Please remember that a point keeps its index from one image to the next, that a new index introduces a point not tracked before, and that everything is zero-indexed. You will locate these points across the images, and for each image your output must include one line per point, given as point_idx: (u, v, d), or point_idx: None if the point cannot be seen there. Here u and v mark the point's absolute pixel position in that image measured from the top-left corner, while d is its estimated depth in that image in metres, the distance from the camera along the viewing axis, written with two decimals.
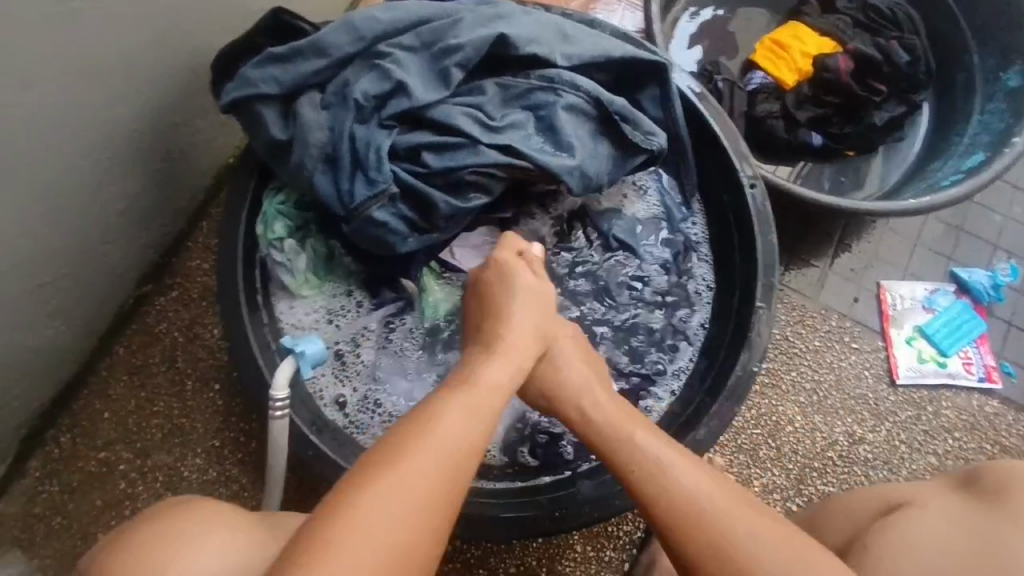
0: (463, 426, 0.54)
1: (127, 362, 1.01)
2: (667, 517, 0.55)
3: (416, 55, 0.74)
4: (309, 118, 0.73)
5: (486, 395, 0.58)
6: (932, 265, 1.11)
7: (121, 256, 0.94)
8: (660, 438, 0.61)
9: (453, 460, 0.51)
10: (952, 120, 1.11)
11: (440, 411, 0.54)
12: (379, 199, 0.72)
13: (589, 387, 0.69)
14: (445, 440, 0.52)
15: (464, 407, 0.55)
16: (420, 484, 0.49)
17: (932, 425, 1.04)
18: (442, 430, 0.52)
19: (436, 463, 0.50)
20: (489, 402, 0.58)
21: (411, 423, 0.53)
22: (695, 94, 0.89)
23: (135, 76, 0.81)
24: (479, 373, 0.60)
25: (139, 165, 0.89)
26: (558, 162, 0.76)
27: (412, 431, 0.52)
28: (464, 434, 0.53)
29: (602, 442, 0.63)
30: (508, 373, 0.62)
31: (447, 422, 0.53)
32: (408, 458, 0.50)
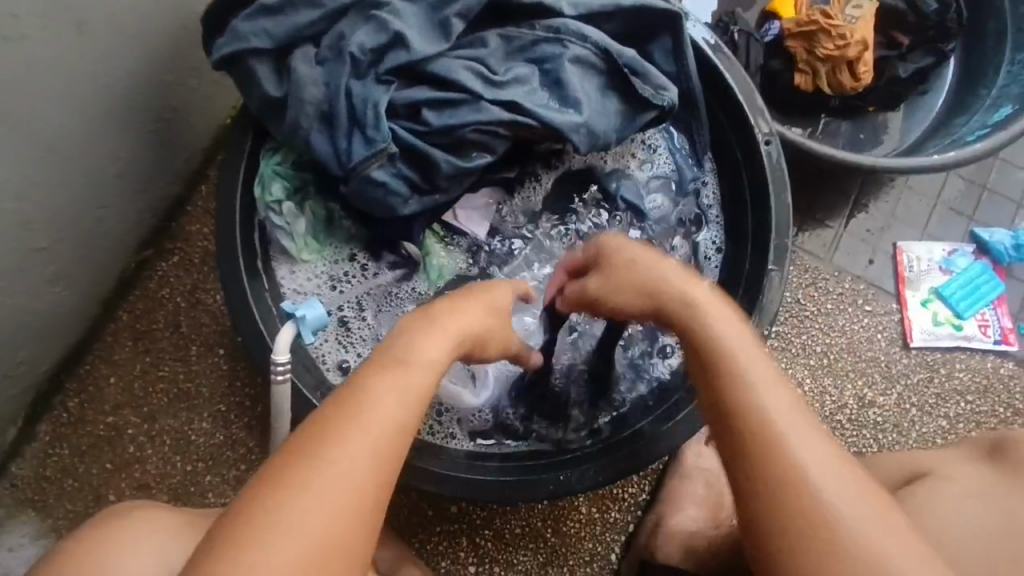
0: (397, 400, 0.49)
1: (131, 328, 1.01)
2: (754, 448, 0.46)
3: (414, 4, 0.70)
4: (303, 73, 0.69)
5: (422, 367, 0.53)
6: (951, 225, 1.08)
7: (118, 220, 0.92)
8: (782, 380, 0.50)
9: (381, 447, 0.47)
10: (979, 72, 1.06)
11: (369, 390, 0.49)
12: (378, 159, 0.70)
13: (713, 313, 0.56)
14: (377, 417, 0.47)
15: (398, 385, 0.50)
16: (346, 479, 0.45)
17: (944, 388, 1.03)
18: (370, 412, 0.48)
19: (364, 452, 0.46)
20: (424, 373, 0.52)
21: (337, 404, 0.48)
22: (709, 44, 0.84)
23: (122, 31, 0.77)
24: (416, 340, 0.55)
25: (132, 125, 0.86)
26: (565, 119, 0.73)
27: (336, 414, 0.47)
28: (397, 415, 0.48)
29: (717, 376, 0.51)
30: (449, 343, 0.57)
31: (378, 400, 0.49)
32: (334, 447, 0.45)
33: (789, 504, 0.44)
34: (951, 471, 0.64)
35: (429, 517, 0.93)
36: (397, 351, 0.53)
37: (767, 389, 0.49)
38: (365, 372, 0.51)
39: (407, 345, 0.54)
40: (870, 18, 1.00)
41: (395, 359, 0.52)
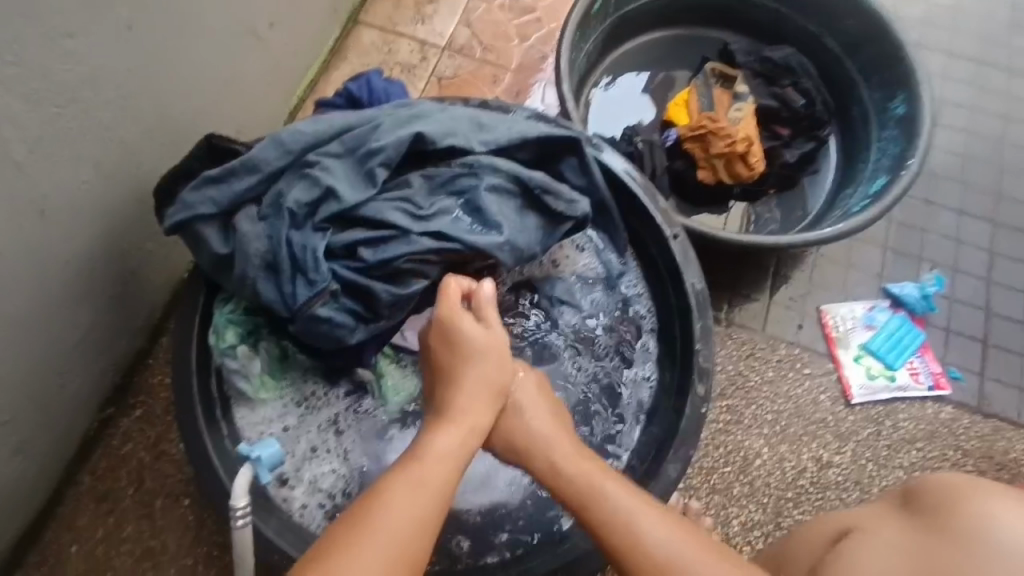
0: (413, 501, 0.61)
1: (93, 490, 1.00)
2: (604, 518, 0.66)
3: (343, 161, 0.79)
4: (247, 230, 0.77)
5: (434, 469, 0.65)
6: (865, 285, 1.17)
7: (78, 383, 0.95)
8: (611, 477, 0.69)
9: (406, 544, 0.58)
10: (857, 150, 1.19)
11: (383, 502, 0.60)
12: (321, 297, 0.76)
13: (575, 462, 0.71)
14: (393, 517, 0.59)
15: (411, 488, 0.62)
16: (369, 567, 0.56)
17: (894, 439, 1.07)
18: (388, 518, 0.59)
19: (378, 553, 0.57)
20: (435, 478, 0.64)
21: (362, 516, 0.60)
22: (625, 170, 0.96)
23: (81, 213, 0.85)
24: (428, 449, 0.66)
25: (91, 291, 0.91)
26: (488, 240, 0.81)
27: (361, 517, 0.59)
28: (411, 520, 0.60)
29: (579, 501, 0.68)
30: (458, 441, 0.68)
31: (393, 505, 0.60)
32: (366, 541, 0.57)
33: None
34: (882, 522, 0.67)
35: None
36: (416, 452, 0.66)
37: (560, 441, 0.74)
38: (391, 480, 0.63)
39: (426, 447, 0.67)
40: (750, 116, 1.15)
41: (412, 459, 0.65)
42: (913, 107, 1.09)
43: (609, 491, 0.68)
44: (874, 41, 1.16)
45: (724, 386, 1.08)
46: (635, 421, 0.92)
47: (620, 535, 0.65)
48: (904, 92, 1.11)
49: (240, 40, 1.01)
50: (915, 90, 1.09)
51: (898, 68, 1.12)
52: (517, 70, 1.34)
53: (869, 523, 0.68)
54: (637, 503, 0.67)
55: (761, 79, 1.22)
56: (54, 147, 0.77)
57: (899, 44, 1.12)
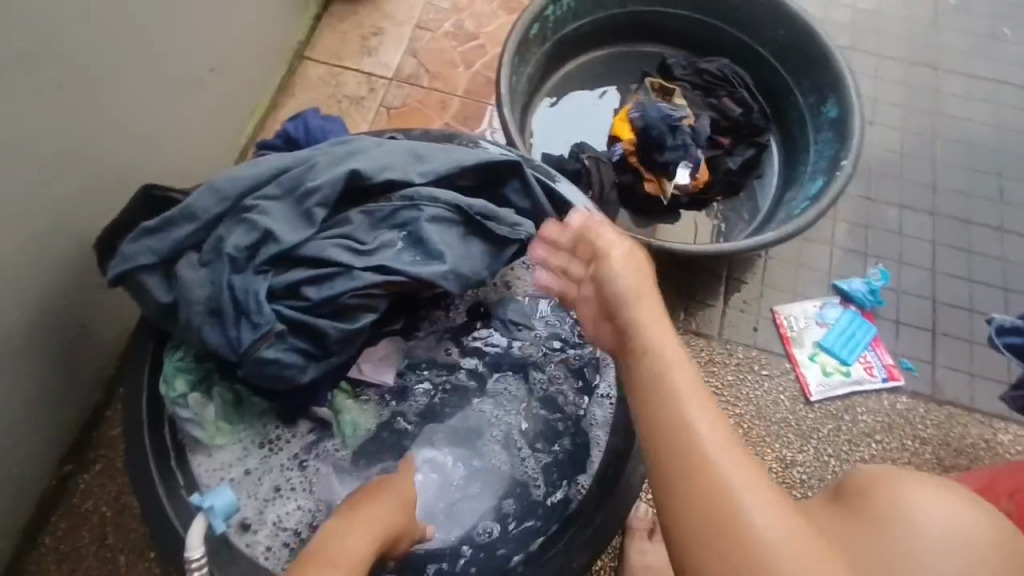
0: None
1: (54, 551, 0.98)
2: (664, 411, 0.57)
3: (281, 202, 0.80)
4: (189, 278, 0.77)
5: (341, 562, 0.61)
6: (815, 283, 1.20)
7: (31, 444, 0.94)
8: (691, 374, 0.60)
9: None
10: (797, 152, 1.23)
11: None
12: (266, 339, 0.76)
13: (662, 338, 0.63)
14: None
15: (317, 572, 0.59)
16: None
17: (854, 433, 1.09)
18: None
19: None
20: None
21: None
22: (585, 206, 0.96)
23: (21, 272, 0.84)
24: (306, 575, 0.59)
25: (37, 350, 0.90)
26: (431, 270, 0.82)
27: None
28: None
29: (643, 370, 0.61)
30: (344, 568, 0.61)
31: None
32: None
33: (707, 486, 0.53)
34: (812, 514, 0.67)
35: None
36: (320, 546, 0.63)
37: (641, 304, 0.67)
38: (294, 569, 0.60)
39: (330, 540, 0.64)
40: (693, 128, 1.18)
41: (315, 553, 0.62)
42: (843, 109, 1.13)
43: (676, 379, 0.59)
44: (803, 48, 1.20)
45: None
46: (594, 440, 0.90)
47: (674, 431, 0.56)
48: (835, 95, 1.15)
49: (179, 88, 1.02)
50: (844, 92, 1.13)
51: (827, 72, 1.16)
52: (464, 96, 1.36)
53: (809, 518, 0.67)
54: (705, 402, 0.58)
55: (700, 91, 1.25)
56: None
57: (826, 50, 1.16)
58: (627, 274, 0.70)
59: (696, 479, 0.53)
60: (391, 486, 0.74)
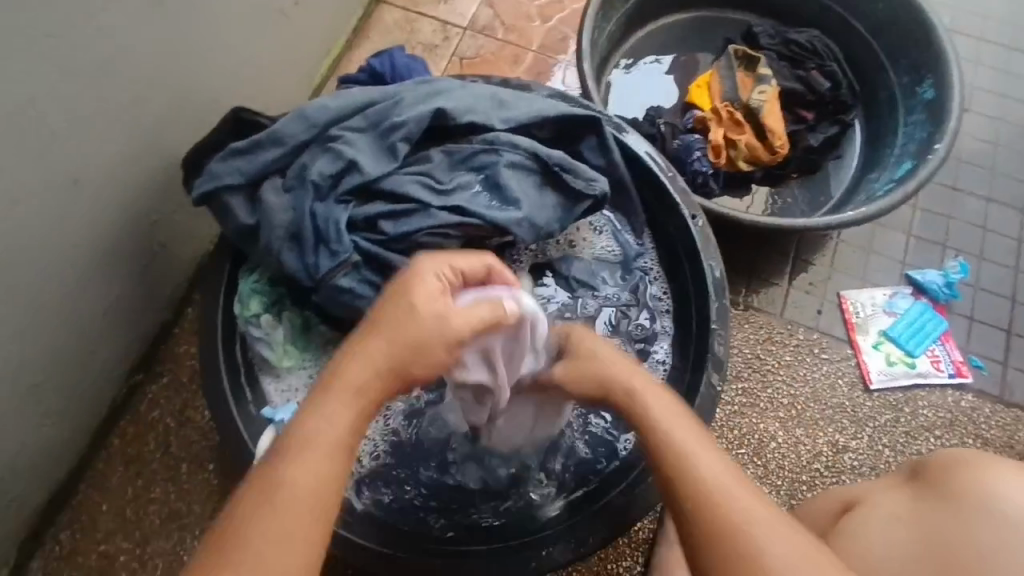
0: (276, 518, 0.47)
1: (122, 453, 1.04)
2: (666, 447, 0.57)
3: (365, 135, 0.81)
4: (272, 202, 0.79)
5: (304, 475, 0.49)
6: (887, 271, 1.16)
7: (109, 350, 0.99)
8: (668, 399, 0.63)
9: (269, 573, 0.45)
10: (882, 134, 1.18)
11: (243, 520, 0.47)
12: (343, 268, 0.78)
13: (620, 372, 0.67)
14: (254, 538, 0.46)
15: (273, 506, 0.47)
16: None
17: (912, 426, 1.06)
18: (247, 543, 0.46)
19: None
20: (316, 484, 0.49)
21: (216, 540, 0.47)
22: (648, 153, 0.96)
23: (113, 184, 0.88)
24: (312, 421, 0.51)
25: (121, 262, 0.94)
26: (506, 215, 0.82)
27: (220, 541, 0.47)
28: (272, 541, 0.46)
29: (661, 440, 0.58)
30: (349, 413, 0.53)
31: (260, 516, 0.47)
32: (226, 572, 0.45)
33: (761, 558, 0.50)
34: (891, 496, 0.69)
35: None
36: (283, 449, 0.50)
37: (631, 374, 0.66)
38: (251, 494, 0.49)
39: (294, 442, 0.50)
40: (774, 100, 1.14)
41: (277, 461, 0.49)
42: (942, 90, 1.07)
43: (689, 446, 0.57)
44: (903, 23, 1.14)
45: (740, 368, 1.08)
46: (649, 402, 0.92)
47: (678, 467, 0.55)
48: (933, 75, 1.09)
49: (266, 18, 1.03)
50: (944, 72, 1.07)
51: (927, 50, 1.10)
52: (538, 51, 1.34)
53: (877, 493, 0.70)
54: (710, 447, 0.57)
55: (787, 62, 1.20)
56: (88, 119, 0.80)
57: (929, 26, 1.10)
58: (597, 346, 0.71)
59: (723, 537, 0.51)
60: (414, 289, 0.59)
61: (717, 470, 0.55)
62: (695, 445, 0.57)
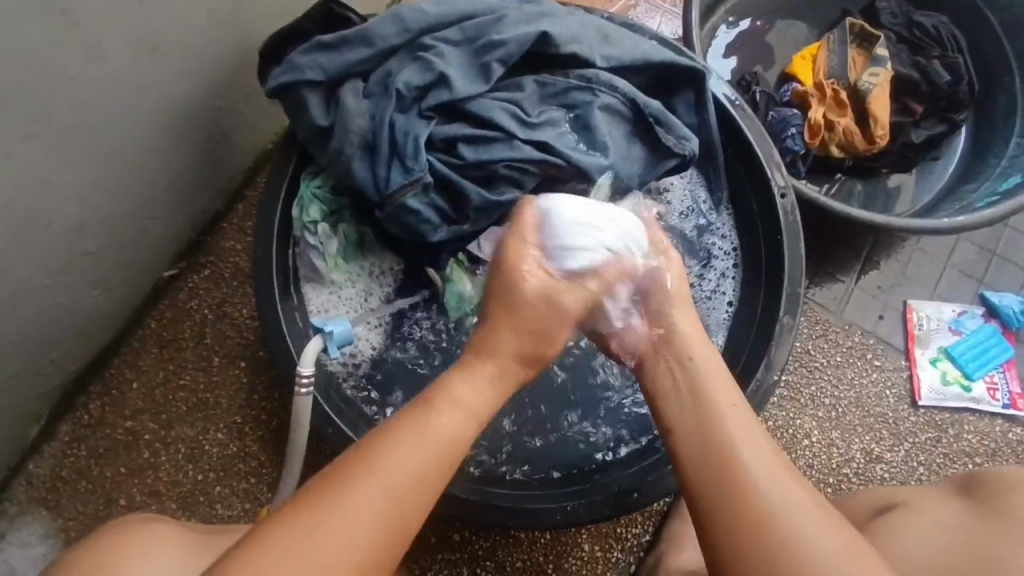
0: (411, 456, 0.52)
1: (158, 336, 1.04)
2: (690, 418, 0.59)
3: (459, 49, 0.76)
4: (351, 105, 0.75)
5: (447, 423, 0.55)
6: (961, 287, 1.10)
7: (159, 231, 0.97)
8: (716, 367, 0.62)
9: (395, 505, 0.50)
10: (991, 141, 1.10)
11: (390, 440, 0.52)
12: (414, 187, 0.74)
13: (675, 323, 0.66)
14: (397, 464, 0.51)
15: (418, 445, 0.52)
16: (337, 547, 0.47)
17: (952, 448, 1.03)
18: (379, 470, 0.50)
19: (364, 517, 0.48)
20: (449, 436, 0.54)
21: (351, 462, 0.51)
22: (728, 98, 0.90)
23: (186, 58, 0.83)
24: (457, 390, 0.57)
25: (184, 142, 0.91)
26: (592, 161, 0.77)
27: (361, 457, 0.51)
28: (408, 476, 0.51)
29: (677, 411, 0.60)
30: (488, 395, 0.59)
31: (399, 454, 0.51)
32: (353, 496, 0.49)
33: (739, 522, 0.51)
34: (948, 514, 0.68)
35: (432, 542, 0.95)
36: (431, 396, 0.57)
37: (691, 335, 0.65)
38: (396, 425, 0.54)
39: (450, 388, 0.58)
40: (886, 85, 1.06)
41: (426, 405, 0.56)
42: None
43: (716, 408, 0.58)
44: None
45: (788, 359, 1.05)
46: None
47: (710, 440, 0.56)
48: None
49: None
50: None
51: None
52: None
53: (934, 505, 0.68)
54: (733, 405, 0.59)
55: (905, 46, 1.12)
56: None
57: None
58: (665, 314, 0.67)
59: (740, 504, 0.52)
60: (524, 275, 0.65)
61: (735, 447, 0.55)
62: (736, 427, 0.57)
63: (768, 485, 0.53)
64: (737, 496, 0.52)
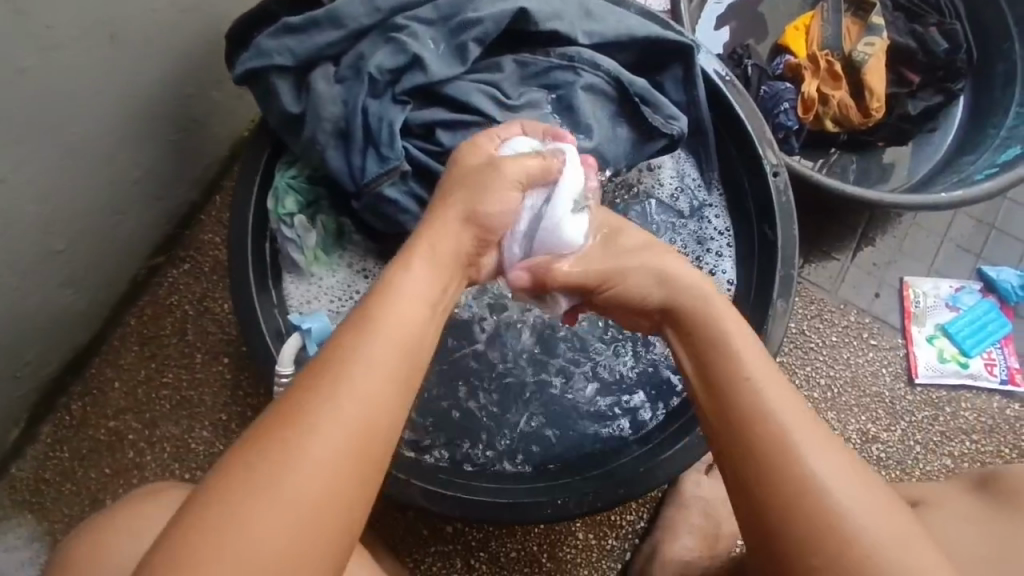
0: (369, 377, 0.47)
1: (138, 333, 1.01)
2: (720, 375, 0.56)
3: (434, 29, 0.72)
4: (322, 91, 0.71)
5: (398, 334, 0.50)
6: (958, 262, 1.08)
7: (133, 226, 0.93)
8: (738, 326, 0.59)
9: (358, 435, 0.45)
10: (990, 111, 1.06)
11: (339, 365, 0.47)
12: (390, 176, 0.71)
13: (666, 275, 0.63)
14: (356, 389, 0.46)
15: (375, 366, 0.47)
16: (303, 493, 0.42)
17: (949, 427, 1.02)
18: (341, 400, 0.45)
19: (336, 437, 0.44)
20: (402, 347, 0.50)
21: (306, 382, 0.46)
22: (718, 74, 0.86)
23: (148, 44, 0.79)
24: (400, 284, 0.54)
25: (152, 133, 0.87)
26: (575, 144, 0.74)
27: (312, 386, 0.45)
28: (369, 398, 0.46)
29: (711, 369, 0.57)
30: (436, 284, 0.56)
31: (354, 356, 0.47)
32: (318, 438, 0.43)
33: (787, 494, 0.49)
34: (954, 510, 0.66)
35: (424, 535, 0.94)
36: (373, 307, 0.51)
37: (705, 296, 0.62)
38: (342, 342, 0.48)
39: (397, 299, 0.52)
40: (882, 55, 1.03)
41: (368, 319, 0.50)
42: None
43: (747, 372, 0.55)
44: None
45: (783, 341, 1.03)
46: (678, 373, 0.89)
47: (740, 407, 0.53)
48: None
49: None
50: None
51: None
52: None
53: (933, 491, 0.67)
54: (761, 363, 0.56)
55: (901, 14, 1.08)
56: None
57: None
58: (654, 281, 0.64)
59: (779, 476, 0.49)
60: (488, 196, 0.63)
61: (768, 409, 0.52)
62: (766, 389, 0.54)
63: (809, 448, 0.50)
64: (780, 466, 0.50)
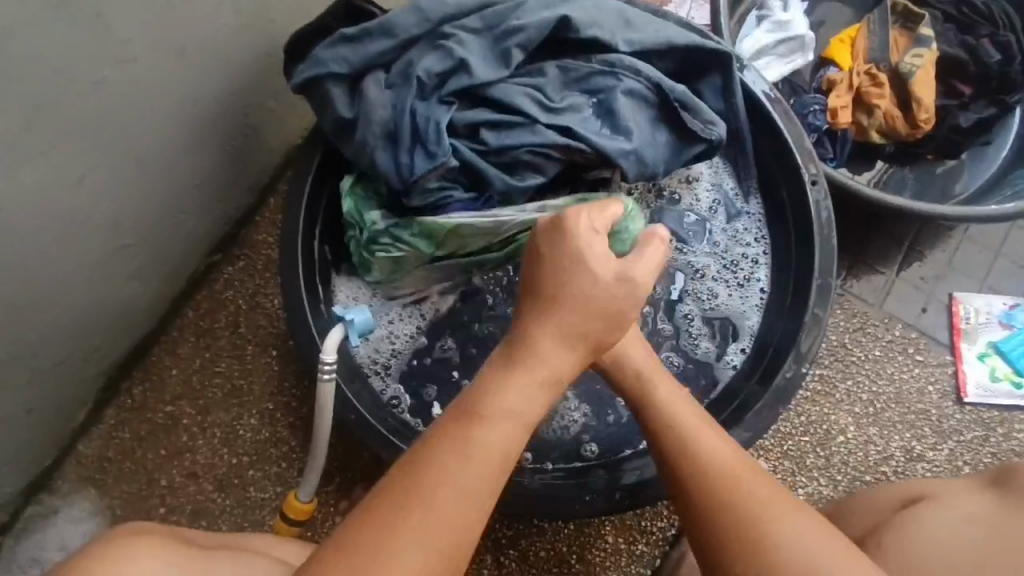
0: (472, 464, 0.49)
1: (195, 325, 1.08)
2: (651, 419, 0.65)
3: (479, 37, 0.76)
4: (373, 96, 0.76)
5: (500, 442, 0.50)
6: (1012, 278, 1.05)
7: (195, 224, 1.00)
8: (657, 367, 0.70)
9: (464, 505, 0.48)
10: None
11: (440, 452, 0.49)
12: (438, 171, 0.75)
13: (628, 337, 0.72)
14: (461, 473, 0.48)
15: (476, 449, 0.49)
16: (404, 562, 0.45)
17: (1001, 449, 0.98)
18: (449, 477, 0.48)
19: (427, 537, 0.46)
20: (519, 411, 0.52)
21: (407, 487, 0.47)
22: (766, 93, 0.87)
23: (216, 57, 0.86)
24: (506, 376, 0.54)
25: (215, 138, 0.94)
26: (615, 145, 0.76)
27: (417, 461, 0.49)
28: (477, 477, 0.49)
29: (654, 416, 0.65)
30: (531, 400, 0.53)
31: (453, 471, 0.48)
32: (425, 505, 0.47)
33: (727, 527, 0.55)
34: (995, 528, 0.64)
35: None
36: (476, 405, 0.52)
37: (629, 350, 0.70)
38: (449, 428, 0.51)
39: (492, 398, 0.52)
40: (930, 66, 1.02)
41: (473, 416, 0.51)
42: None
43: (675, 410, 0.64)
44: None
45: (823, 353, 1.01)
46: (711, 382, 0.88)
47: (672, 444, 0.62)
48: None
49: None
50: None
51: None
52: None
53: (957, 496, 0.66)
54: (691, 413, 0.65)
55: (952, 25, 1.07)
56: None
57: None
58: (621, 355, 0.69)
59: (731, 517, 0.55)
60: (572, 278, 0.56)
61: (685, 458, 0.60)
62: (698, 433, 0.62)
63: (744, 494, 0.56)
64: (711, 500, 0.57)
